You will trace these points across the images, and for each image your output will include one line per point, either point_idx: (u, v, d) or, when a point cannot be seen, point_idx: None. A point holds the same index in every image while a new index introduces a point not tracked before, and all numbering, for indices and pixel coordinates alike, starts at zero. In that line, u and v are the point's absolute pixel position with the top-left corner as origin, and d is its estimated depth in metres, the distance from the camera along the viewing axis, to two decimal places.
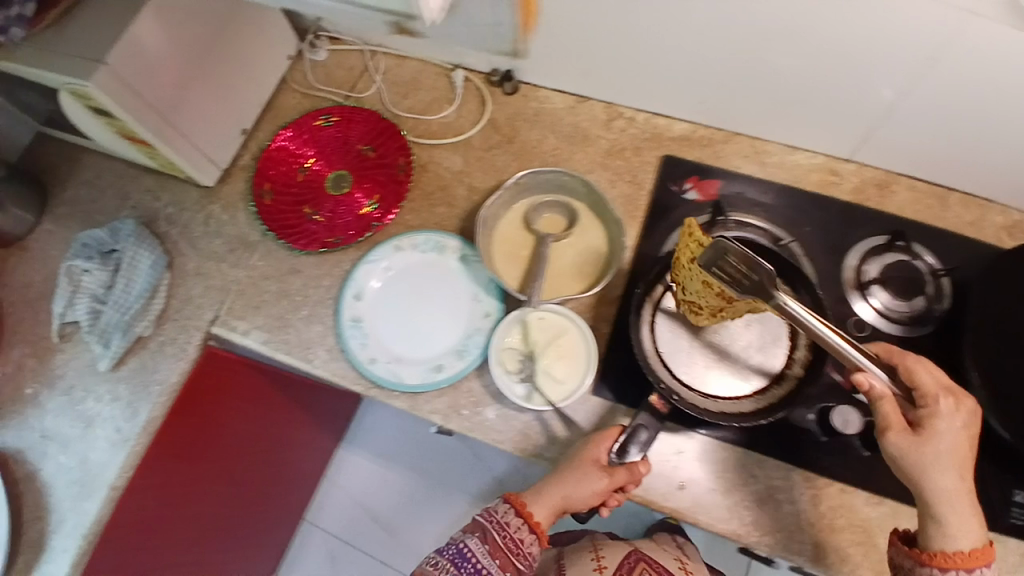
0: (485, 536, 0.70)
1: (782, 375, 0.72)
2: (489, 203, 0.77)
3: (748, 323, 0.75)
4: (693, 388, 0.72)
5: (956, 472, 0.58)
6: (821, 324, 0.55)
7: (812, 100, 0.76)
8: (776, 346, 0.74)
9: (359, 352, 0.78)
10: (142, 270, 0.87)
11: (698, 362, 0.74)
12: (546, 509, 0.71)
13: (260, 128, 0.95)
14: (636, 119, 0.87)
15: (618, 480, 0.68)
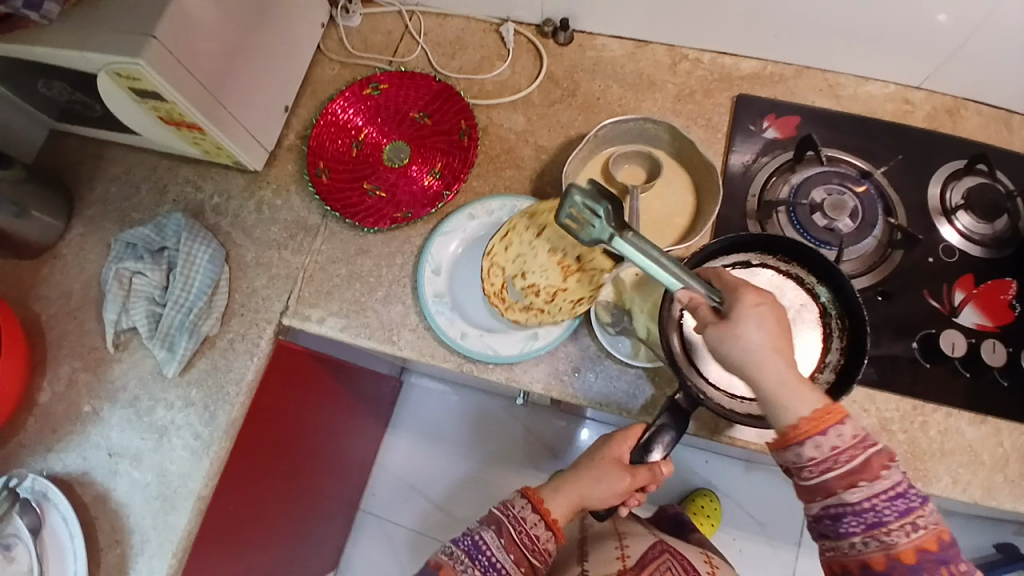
0: (502, 528, 0.74)
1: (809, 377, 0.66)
2: (572, 158, 0.74)
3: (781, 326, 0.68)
4: (720, 390, 0.66)
5: (773, 352, 0.54)
6: (653, 260, 0.54)
7: (892, 25, 0.74)
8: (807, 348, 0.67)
9: (447, 329, 0.75)
10: (199, 267, 0.82)
11: (728, 365, 0.67)
12: (563, 509, 0.78)
13: (301, 104, 0.90)
14: (702, 61, 0.85)
15: (639, 480, 0.77)
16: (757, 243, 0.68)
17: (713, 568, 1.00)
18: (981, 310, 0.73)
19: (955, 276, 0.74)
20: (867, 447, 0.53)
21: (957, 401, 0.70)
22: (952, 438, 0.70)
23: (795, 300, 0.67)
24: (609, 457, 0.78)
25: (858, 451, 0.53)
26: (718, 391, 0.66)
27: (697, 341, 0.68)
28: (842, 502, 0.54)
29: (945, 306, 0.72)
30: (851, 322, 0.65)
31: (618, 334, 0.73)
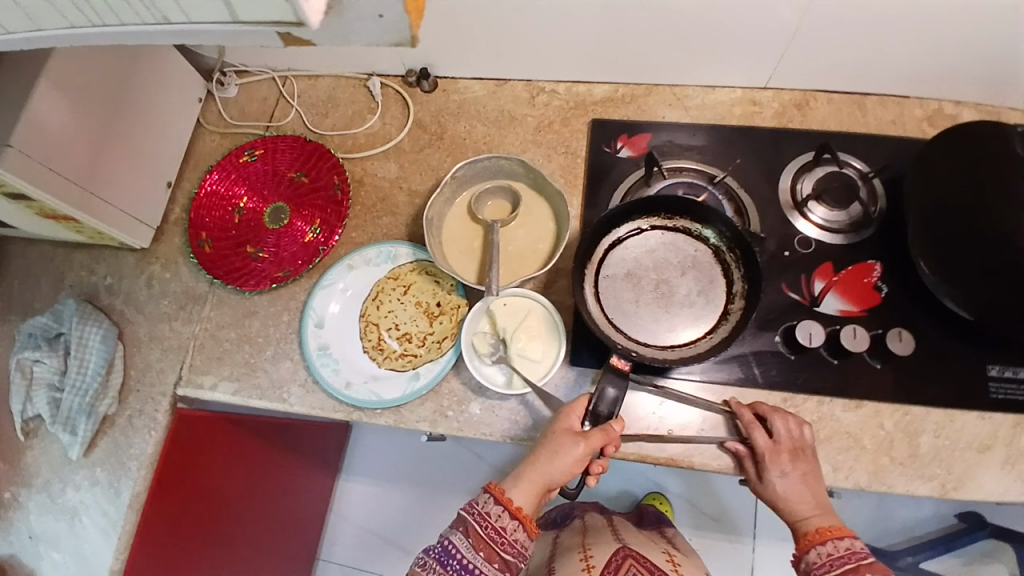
0: (467, 528, 0.67)
1: (727, 312, 0.71)
2: (430, 202, 0.77)
3: (684, 272, 0.73)
4: (651, 346, 0.71)
5: (793, 476, 0.66)
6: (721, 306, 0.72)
7: (722, 38, 0.77)
8: (712, 286, 0.72)
9: (332, 380, 0.76)
10: (93, 349, 0.83)
11: (648, 319, 0.72)
12: (528, 496, 0.68)
13: (185, 177, 0.93)
14: (558, 91, 0.89)
15: (595, 443, 0.67)
16: (643, 208, 0.74)
17: (676, 566, 1.01)
18: (844, 296, 0.74)
19: (815, 266, 0.76)
20: (837, 539, 0.63)
21: (824, 388, 0.72)
22: (824, 423, 0.72)
23: (689, 249, 0.74)
24: (560, 428, 0.69)
25: (829, 539, 0.64)
26: (647, 347, 0.71)
27: (615, 305, 0.72)
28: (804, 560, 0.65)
29: (805, 297, 0.74)
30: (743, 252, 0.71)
31: (496, 364, 0.74)
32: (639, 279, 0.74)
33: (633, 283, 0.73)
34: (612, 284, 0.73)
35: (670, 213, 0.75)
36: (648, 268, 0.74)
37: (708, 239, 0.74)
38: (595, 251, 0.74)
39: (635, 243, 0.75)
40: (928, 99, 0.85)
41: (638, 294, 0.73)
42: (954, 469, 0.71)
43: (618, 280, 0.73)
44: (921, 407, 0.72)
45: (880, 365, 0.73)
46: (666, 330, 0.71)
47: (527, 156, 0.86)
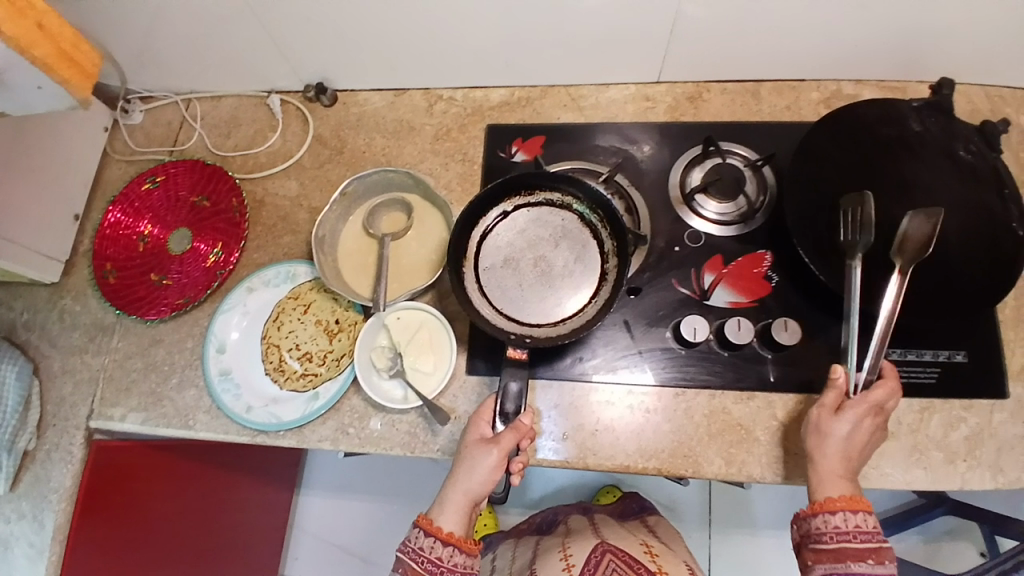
0: (405, 567, 0.65)
1: (606, 275, 0.72)
2: (319, 220, 0.77)
3: (556, 243, 0.74)
4: (542, 324, 0.71)
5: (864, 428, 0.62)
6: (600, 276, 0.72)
7: (600, 38, 0.77)
8: (587, 251, 0.73)
9: (234, 404, 0.77)
10: (10, 384, 0.83)
11: (532, 298, 0.72)
12: (456, 518, 0.65)
13: (93, 209, 0.93)
14: (455, 98, 0.89)
15: (506, 445, 0.65)
16: (504, 191, 0.74)
17: (654, 558, 1.00)
18: (733, 288, 0.74)
19: (703, 260, 0.75)
20: (865, 514, 0.59)
21: (718, 383, 0.72)
22: (717, 416, 0.71)
23: (557, 221, 0.74)
24: (473, 439, 0.67)
25: (858, 512, 0.59)
26: (539, 325, 0.71)
27: (501, 294, 0.72)
28: (822, 525, 0.60)
29: (696, 292, 0.74)
30: (608, 213, 0.72)
31: (394, 377, 0.74)
32: (517, 263, 0.74)
33: (511, 267, 0.73)
34: (493, 272, 0.73)
35: (530, 190, 0.75)
36: (522, 250, 0.74)
37: (575, 212, 0.75)
38: (470, 243, 0.74)
39: (504, 227, 0.75)
40: (825, 81, 0.84)
41: (517, 276, 0.73)
42: None
43: (498, 266, 0.73)
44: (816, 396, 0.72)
45: (771, 355, 0.72)
46: (555, 304, 0.71)
47: (424, 167, 0.86)
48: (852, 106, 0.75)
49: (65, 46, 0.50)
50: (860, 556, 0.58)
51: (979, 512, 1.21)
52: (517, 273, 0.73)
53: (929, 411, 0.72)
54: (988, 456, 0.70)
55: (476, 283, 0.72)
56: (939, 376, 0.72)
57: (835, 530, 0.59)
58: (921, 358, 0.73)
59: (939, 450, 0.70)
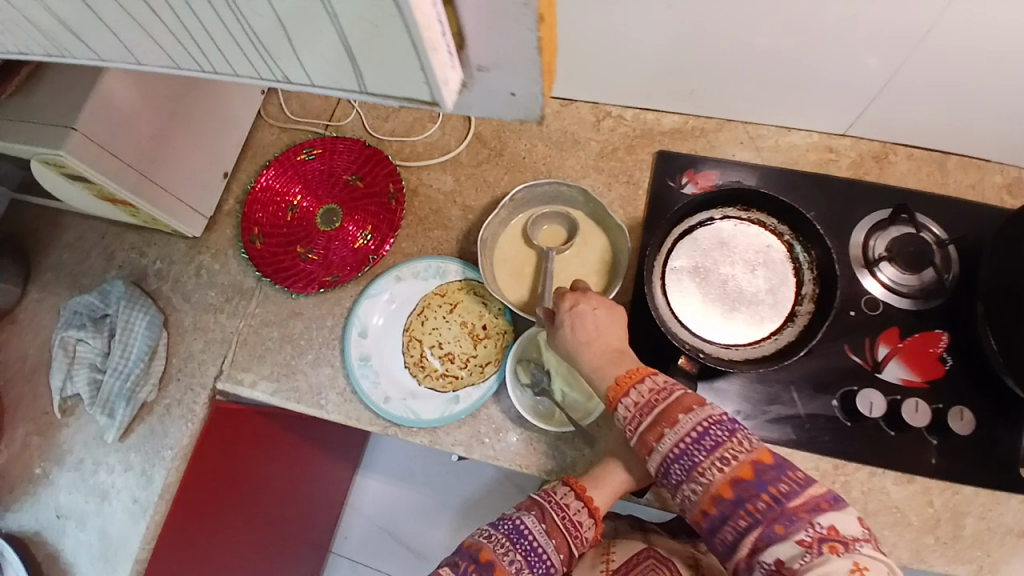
0: (544, 514, 0.63)
1: (793, 314, 0.71)
2: (487, 223, 0.76)
3: (754, 270, 0.73)
4: (716, 342, 0.71)
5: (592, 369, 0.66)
6: (784, 313, 0.71)
7: (804, 83, 0.74)
8: (781, 286, 0.72)
9: (371, 392, 0.76)
10: (138, 334, 0.84)
11: (715, 313, 0.72)
12: (606, 497, 0.66)
13: (241, 169, 0.93)
14: (625, 117, 0.87)
15: None
16: (720, 199, 0.74)
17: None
18: (907, 364, 0.72)
19: (879, 330, 0.73)
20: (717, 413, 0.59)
21: (879, 460, 0.70)
22: (873, 496, 0.70)
23: (762, 246, 0.73)
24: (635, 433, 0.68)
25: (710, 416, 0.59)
26: (713, 343, 0.71)
27: (681, 300, 0.72)
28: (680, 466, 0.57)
29: (867, 361, 0.72)
30: (818, 256, 0.71)
31: (537, 395, 0.73)
32: (706, 274, 0.73)
33: (701, 279, 0.73)
34: (679, 276, 0.73)
35: (746, 206, 0.74)
36: (717, 262, 0.74)
37: (782, 236, 0.74)
38: (670, 238, 0.74)
39: (707, 234, 0.74)
40: (1009, 165, 0.80)
41: (703, 287, 0.73)
42: (992, 552, 0.68)
43: (686, 272, 0.73)
44: (970, 488, 0.70)
45: (936, 442, 0.70)
46: (737, 329, 0.71)
47: (587, 183, 0.84)
48: None
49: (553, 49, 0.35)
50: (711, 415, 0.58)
51: None
52: (706, 285, 0.73)
53: None
54: None
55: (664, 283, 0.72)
56: None
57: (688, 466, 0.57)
58: None
59: None
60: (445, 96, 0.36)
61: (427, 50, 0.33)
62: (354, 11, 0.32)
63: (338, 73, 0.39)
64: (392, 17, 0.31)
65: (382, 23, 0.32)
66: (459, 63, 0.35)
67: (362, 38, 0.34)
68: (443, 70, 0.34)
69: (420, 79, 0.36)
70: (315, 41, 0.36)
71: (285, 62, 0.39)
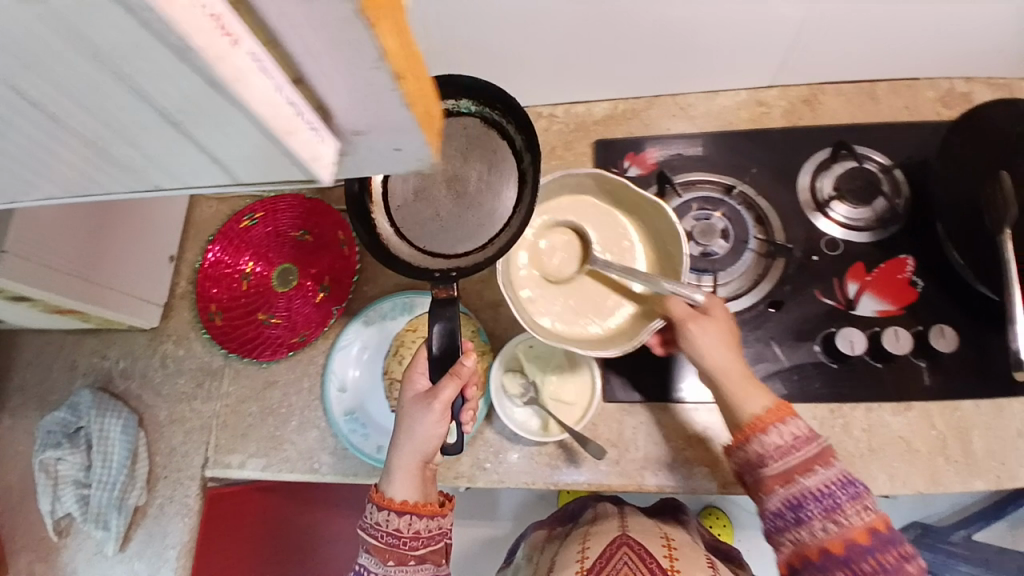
0: (367, 545, 0.64)
1: (522, 177, 0.69)
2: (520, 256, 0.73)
3: (466, 156, 0.69)
4: (471, 246, 0.68)
5: (729, 352, 0.63)
6: (516, 178, 0.69)
7: (722, 47, 0.73)
8: (496, 156, 0.69)
9: (363, 445, 0.74)
10: (115, 439, 0.81)
11: (456, 227, 0.69)
12: (409, 484, 0.64)
13: (186, 249, 0.90)
14: (556, 115, 0.86)
15: (446, 399, 0.62)
16: None
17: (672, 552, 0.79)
18: (880, 295, 0.72)
19: (845, 267, 0.72)
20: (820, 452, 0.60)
21: (876, 395, 0.70)
22: (876, 432, 0.70)
23: (458, 128, 0.68)
24: (411, 398, 0.65)
25: (815, 467, 0.59)
26: (470, 252, 0.68)
27: (417, 231, 0.69)
28: (764, 455, 0.60)
29: (840, 301, 0.71)
30: (505, 108, 0.68)
31: (527, 406, 0.72)
32: (430, 193, 0.70)
33: (425, 200, 0.70)
34: (406, 207, 0.70)
35: None
36: (433, 174, 0.70)
37: (463, 109, 0.68)
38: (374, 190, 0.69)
39: None
40: (937, 79, 0.81)
41: (433, 205, 0.70)
42: (1003, 459, 0.68)
43: (411, 201, 0.69)
44: (969, 402, 0.70)
45: (925, 364, 0.70)
46: (484, 221, 0.68)
47: None
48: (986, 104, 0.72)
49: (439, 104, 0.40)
50: (821, 482, 0.58)
51: None
52: (434, 201, 0.70)
53: None
54: None
55: (395, 227, 0.68)
56: None
57: (776, 449, 0.60)
58: None
59: None
60: (320, 171, 0.28)
61: (280, 136, 0.25)
62: (181, 103, 0.23)
63: (187, 175, 0.31)
64: (234, 123, 0.24)
65: (218, 118, 0.24)
66: (325, 129, 0.27)
67: (205, 138, 0.26)
68: (309, 147, 0.27)
69: (286, 160, 0.27)
70: (150, 145, 0.28)
71: (119, 174, 0.31)
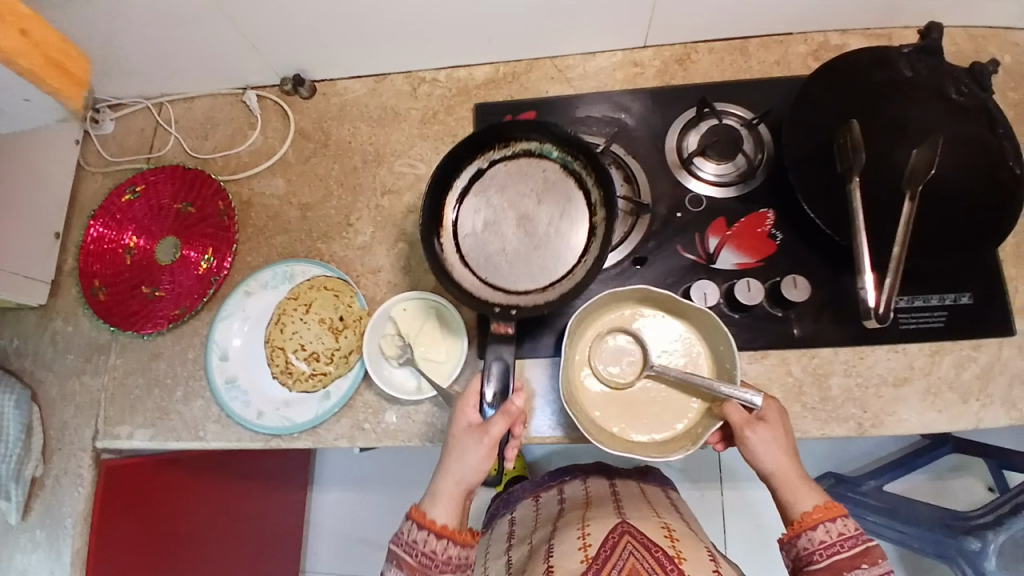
0: (400, 561, 0.64)
1: (594, 226, 0.73)
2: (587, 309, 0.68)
3: (542, 203, 0.74)
4: (528, 289, 0.71)
5: (791, 456, 0.63)
6: (587, 222, 0.73)
7: (583, 8, 0.74)
8: (572, 207, 0.74)
9: (244, 411, 0.75)
10: (9, 414, 0.80)
11: (522, 263, 0.72)
12: (451, 509, 0.64)
13: (74, 226, 0.89)
14: (439, 79, 0.86)
15: (496, 432, 0.62)
16: (473, 151, 0.74)
17: (674, 543, 0.79)
18: (740, 249, 0.74)
19: (708, 223, 0.75)
20: (844, 515, 0.62)
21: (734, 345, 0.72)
22: None
23: (538, 172, 0.75)
24: (461, 428, 0.65)
25: (837, 516, 0.62)
26: (527, 292, 0.71)
27: (484, 262, 0.73)
28: (813, 548, 0.62)
29: (701, 256, 0.74)
30: (587, 159, 0.73)
31: (404, 366, 0.74)
32: (501, 228, 0.74)
33: (496, 234, 0.74)
34: (475, 237, 0.74)
35: (507, 143, 0.75)
36: (509, 210, 0.75)
37: (551, 156, 0.75)
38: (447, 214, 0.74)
39: (481, 193, 0.75)
40: (811, 32, 0.81)
41: (501, 239, 0.74)
42: (862, 403, 0.70)
43: (481, 233, 0.74)
44: (827, 349, 0.72)
45: (781, 313, 0.73)
46: (549, 266, 0.72)
47: (415, 151, 0.83)
48: (843, 56, 0.73)
49: (50, 51, 0.44)
50: (854, 565, 0.60)
51: (985, 449, 1.13)
52: (507, 236, 0.74)
53: (940, 353, 0.71)
54: (999, 392, 0.70)
55: (460, 253, 0.73)
56: (948, 320, 0.71)
57: (821, 545, 0.61)
58: (928, 303, 0.72)
59: (950, 389, 0.70)
60: None
61: None
62: None
63: None
64: None
65: None
66: None
67: None
68: None
69: None
70: None
71: None
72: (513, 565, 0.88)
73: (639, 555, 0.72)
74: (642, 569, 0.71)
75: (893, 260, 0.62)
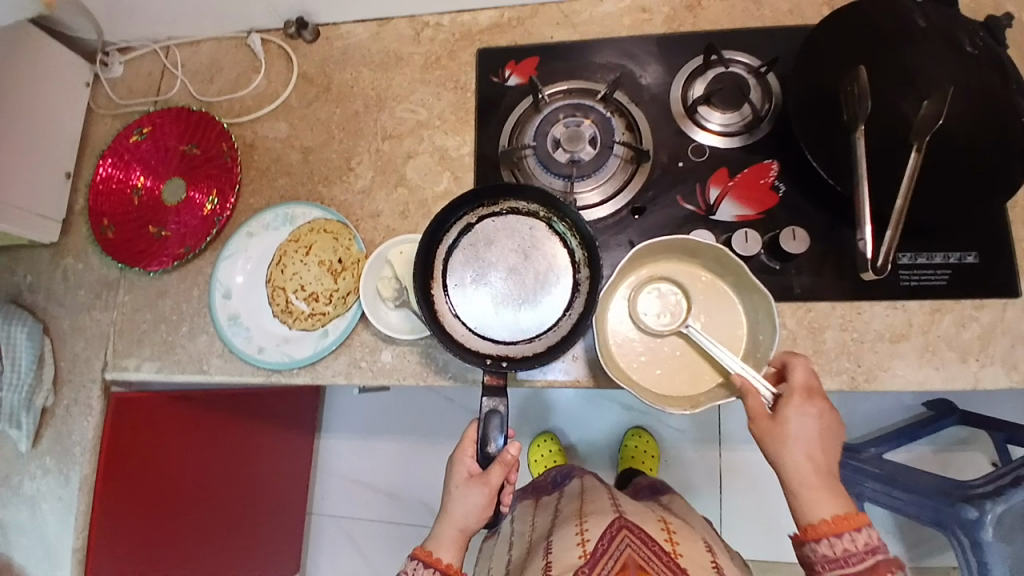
0: None
1: (578, 284, 0.69)
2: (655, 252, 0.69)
3: (528, 259, 0.69)
4: (515, 343, 0.68)
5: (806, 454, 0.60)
6: (572, 280, 0.69)
7: None
8: (556, 266, 0.70)
9: (245, 347, 0.77)
10: (21, 345, 0.83)
11: (506, 316, 0.68)
12: (453, 551, 0.68)
13: (84, 167, 0.91)
14: (442, 24, 0.85)
15: (495, 478, 0.66)
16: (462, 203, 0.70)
17: (671, 537, 0.80)
18: (740, 201, 0.73)
19: (709, 173, 0.74)
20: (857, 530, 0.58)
21: None
22: None
23: (525, 230, 0.70)
24: (462, 478, 0.68)
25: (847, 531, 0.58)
26: (514, 343, 0.68)
27: (473, 311, 0.69)
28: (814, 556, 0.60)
29: (701, 207, 0.73)
30: (574, 221, 0.69)
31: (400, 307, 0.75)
32: (488, 281, 0.69)
33: (481, 285, 0.69)
34: (463, 290, 0.69)
35: (492, 201, 0.71)
36: (494, 263, 0.70)
37: (538, 214, 0.71)
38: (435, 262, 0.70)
39: (467, 241, 0.70)
40: None
41: (489, 292, 0.69)
42: (856, 358, 0.70)
43: (468, 285, 0.69)
44: (824, 304, 0.71)
45: (779, 266, 0.72)
46: (534, 322, 0.68)
47: (416, 97, 0.83)
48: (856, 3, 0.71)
49: None
50: None
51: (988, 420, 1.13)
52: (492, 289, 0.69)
53: (941, 312, 0.70)
54: (1001, 352, 0.68)
55: (448, 304, 0.69)
56: (951, 278, 0.70)
57: (825, 558, 0.59)
58: (931, 261, 0.71)
59: (948, 348, 0.69)
60: None
61: None
62: None
63: None
64: None
65: None
66: None
67: None
68: None
69: None
70: None
71: None
72: (512, 561, 0.88)
73: (638, 550, 0.74)
74: (640, 562, 0.72)
75: (896, 212, 0.61)
